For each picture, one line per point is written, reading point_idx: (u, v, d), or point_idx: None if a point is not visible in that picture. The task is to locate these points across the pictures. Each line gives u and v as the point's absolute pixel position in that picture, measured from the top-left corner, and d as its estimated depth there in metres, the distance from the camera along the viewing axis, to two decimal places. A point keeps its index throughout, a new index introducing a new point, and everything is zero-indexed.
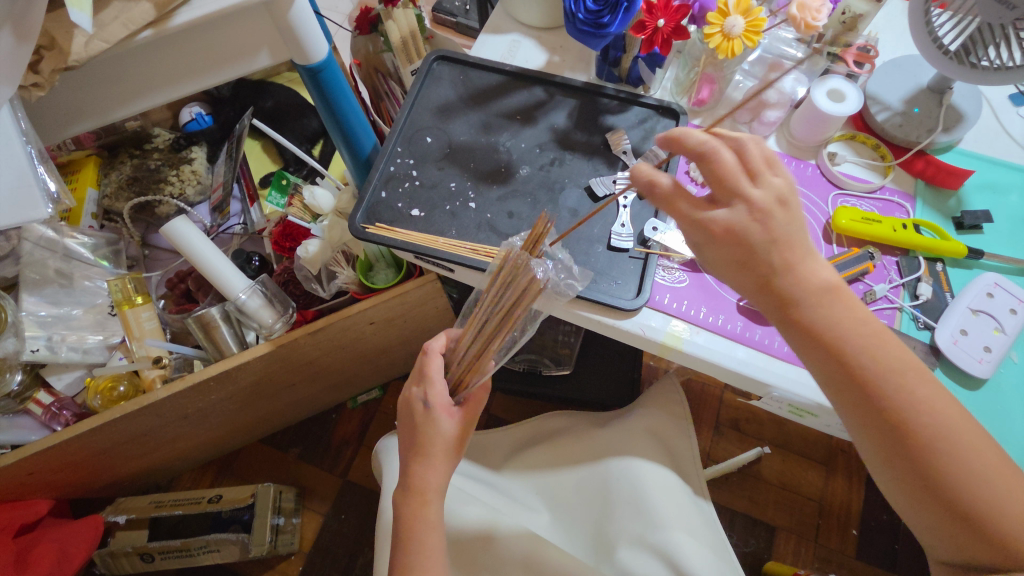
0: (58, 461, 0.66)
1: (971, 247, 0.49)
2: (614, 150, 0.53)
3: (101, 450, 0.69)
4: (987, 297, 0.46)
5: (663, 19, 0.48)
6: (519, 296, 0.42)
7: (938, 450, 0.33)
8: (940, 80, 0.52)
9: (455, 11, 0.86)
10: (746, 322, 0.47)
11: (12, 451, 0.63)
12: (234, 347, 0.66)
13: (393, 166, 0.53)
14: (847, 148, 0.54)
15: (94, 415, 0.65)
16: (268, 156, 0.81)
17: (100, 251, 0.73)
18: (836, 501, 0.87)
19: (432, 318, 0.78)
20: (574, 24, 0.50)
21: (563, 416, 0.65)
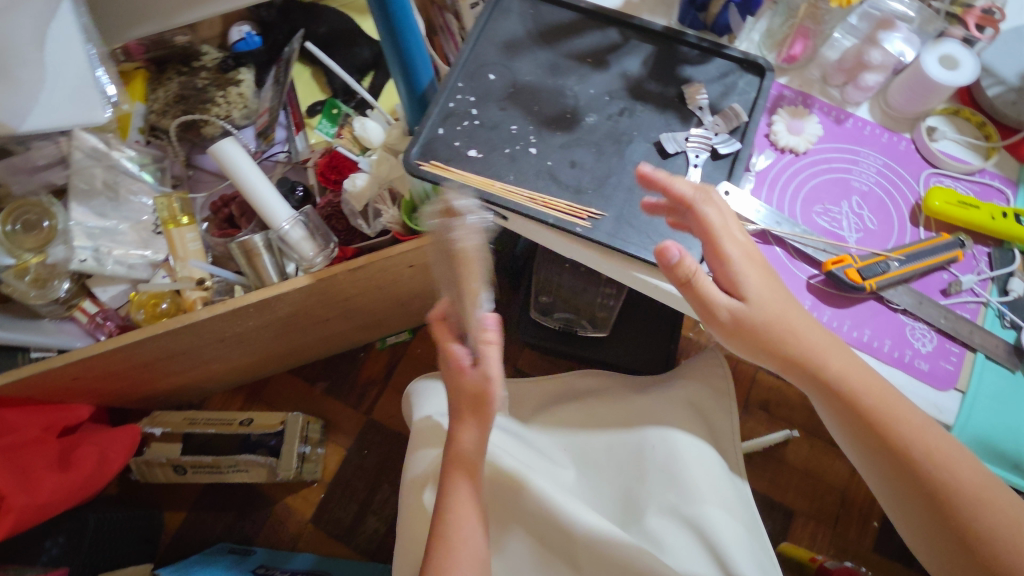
0: (103, 369, 0.68)
1: None
2: (690, 104, 0.50)
3: (142, 363, 0.71)
4: None
5: None
6: None
7: (962, 508, 0.36)
8: None
9: None
10: (815, 302, 0.44)
11: (58, 354, 0.65)
12: (274, 277, 0.66)
13: (453, 102, 0.51)
14: (949, 123, 0.49)
15: (137, 329, 0.66)
16: (318, 85, 0.77)
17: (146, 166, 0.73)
18: (860, 493, 0.86)
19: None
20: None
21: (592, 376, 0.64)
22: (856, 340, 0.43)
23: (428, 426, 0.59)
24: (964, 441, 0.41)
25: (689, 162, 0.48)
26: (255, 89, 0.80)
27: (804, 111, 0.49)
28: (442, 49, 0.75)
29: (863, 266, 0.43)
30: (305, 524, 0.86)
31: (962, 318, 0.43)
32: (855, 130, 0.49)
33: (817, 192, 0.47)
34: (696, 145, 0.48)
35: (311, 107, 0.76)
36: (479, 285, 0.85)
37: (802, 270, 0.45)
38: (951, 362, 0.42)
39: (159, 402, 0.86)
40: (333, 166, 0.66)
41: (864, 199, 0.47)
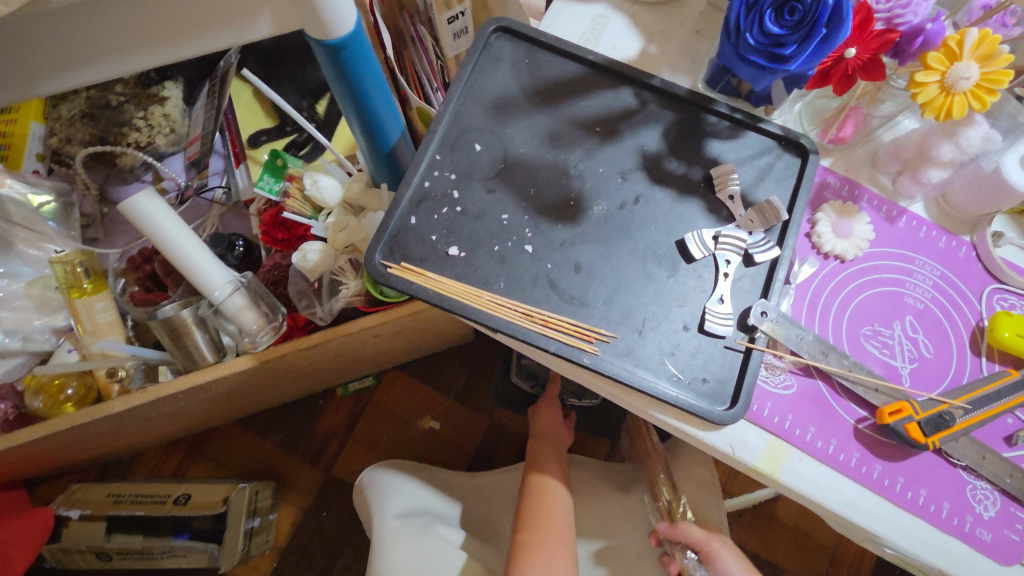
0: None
1: None
2: (719, 192, 0.41)
3: (47, 450, 0.59)
4: None
5: (854, 47, 0.30)
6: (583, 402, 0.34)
7: None
8: None
9: None
10: (864, 454, 0.37)
11: None
12: (208, 356, 0.55)
13: (428, 182, 0.40)
14: (1012, 224, 0.42)
15: (36, 419, 0.54)
16: (261, 107, 0.64)
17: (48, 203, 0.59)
18: (850, 551, 0.82)
19: (445, 327, 0.67)
20: (735, 44, 0.31)
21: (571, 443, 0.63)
22: (910, 503, 0.36)
23: (393, 533, 0.50)
24: None
25: (719, 271, 0.39)
26: (185, 107, 0.66)
27: (853, 207, 0.41)
28: (411, 69, 0.63)
29: (925, 418, 0.36)
30: None
31: None
32: (909, 230, 0.42)
33: (867, 309, 0.40)
34: (726, 248, 0.40)
35: (253, 137, 0.62)
36: (454, 337, 0.75)
37: (848, 412, 0.38)
38: (1017, 531, 0.36)
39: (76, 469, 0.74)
40: (278, 225, 0.55)
41: (921, 319, 0.40)
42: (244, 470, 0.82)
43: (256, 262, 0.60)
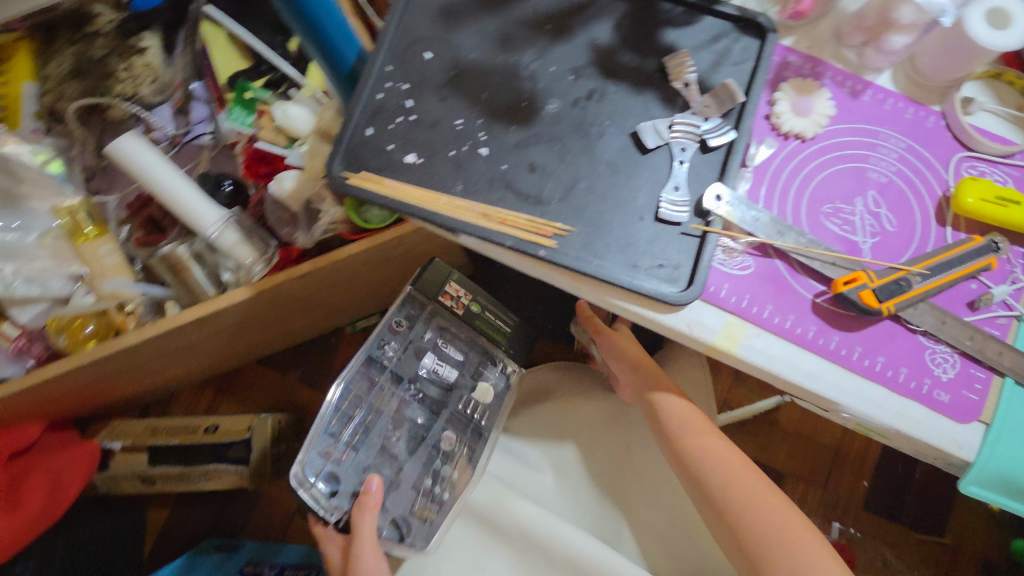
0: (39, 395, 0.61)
1: None
2: (673, 82, 0.40)
3: (82, 387, 0.64)
4: None
5: None
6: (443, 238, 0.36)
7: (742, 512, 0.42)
8: None
9: None
10: (821, 326, 0.38)
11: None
12: (210, 290, 0.58)
13: (382, 94, 0.41)
14: (985, 90, 0.41)
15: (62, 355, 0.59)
16: (238, 49, 0.65)
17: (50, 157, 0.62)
18: (853, 450, 0.84)
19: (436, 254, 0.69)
20: None
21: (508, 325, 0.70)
22: (867, 370, 0.37)
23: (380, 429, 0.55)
24: (984, 478, 0.36)
25: (674, 159, 0.40)
26: (166, 55, 0.67)
27: (814, 85, 0.40)
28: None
29: (880, 285, 0.36)
30: (291, 516, 0.84)
31: (991, 338, 0.37)
32: (874, 104, 0.41)
33: (827, 187, 0.39)
34: (681, 135, 0.40)
35: (231, 78, 0.64)
36: (450, 267, 0.77)
37: (806, 287, 0.38)
38: (976, 391, 0.37)
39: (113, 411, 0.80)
40: (258, 160, 0.58)
41: (885, 192, 0.39)
42: (268, 403, 0.88)
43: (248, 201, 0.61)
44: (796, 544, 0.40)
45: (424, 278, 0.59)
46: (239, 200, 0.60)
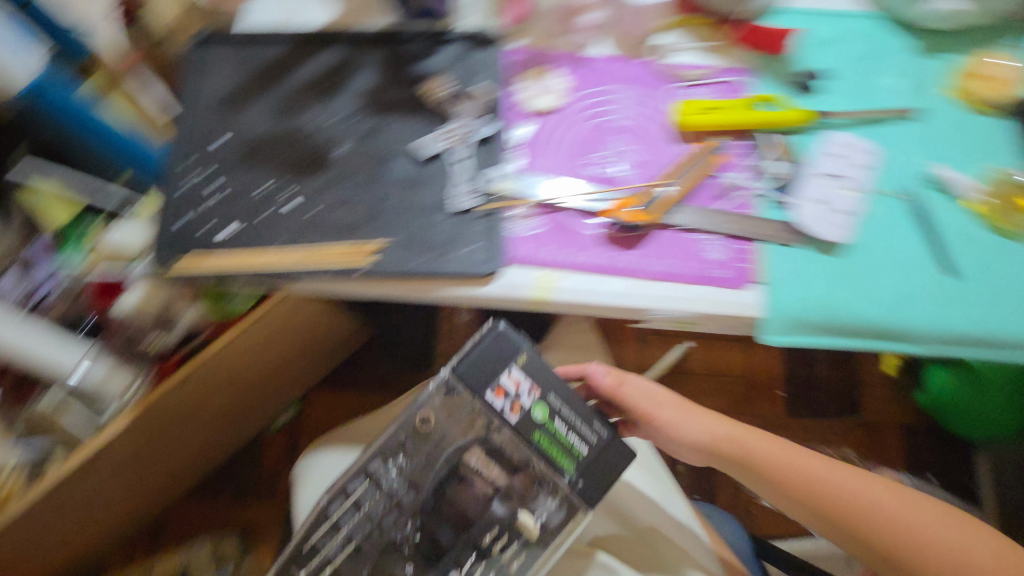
0: None
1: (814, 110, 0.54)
2: (431, 101, 0.52)
3: (88, 529, 0.74)
4: (830, 156, 0.53)
5: None
6: None
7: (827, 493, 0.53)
8: None
9: None
10: (612, 252, 0.48)
11: None
12: (95, 424, 0.62)
13: (185, 186, 0.51)
14: (683, 34, 0.57)
15: None
16: None
17: None
18: (766, 370, 1.06)
19: (313, 328, 0.78)
20: None
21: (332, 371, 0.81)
22: (655, 272, 0.48)
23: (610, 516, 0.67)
24: (785, 324, 0.49)
25: (449, 162, 0.50)
26: None
27: (538, 74, 0.54)
28: None
29: (645, 203, 0.49)
30: None
31: (731, 215, 0.50)
32: (580, 83, 0.54)
33: (571, 145, 0.52)
34: (446, 143, 0.50)
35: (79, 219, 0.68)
36: (338, 336, 0.87)
37: (589, 228, 0.49)
38: (746, 261, 0.49)
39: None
40: (111, 286, 0.59)
41: (620, 136, 0.52)
42: (206, 526, 0.91)
43: None
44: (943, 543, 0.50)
45: (471, 357, 0.51)
46: (107, 330, 0.63)
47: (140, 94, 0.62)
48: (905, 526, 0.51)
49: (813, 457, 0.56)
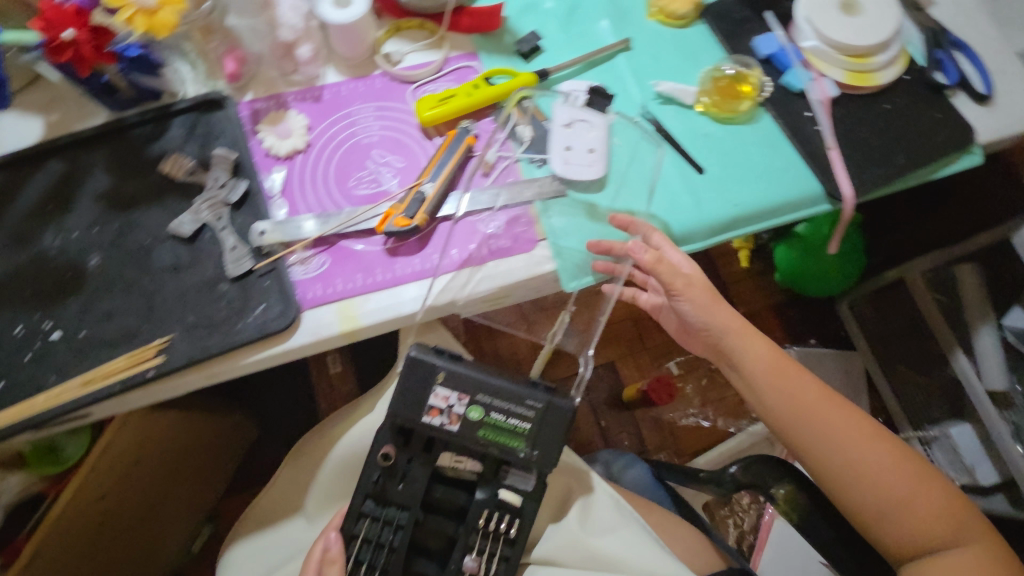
0: (128, 409, 0.61)
1: (935, 165, 0.72)
2: None
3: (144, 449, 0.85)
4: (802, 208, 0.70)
5: None
6: (416, 404, 0.61)
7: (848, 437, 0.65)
8: (897, 33, 0.73)
9: None
10: None
11: (76, 410, 0.58)
12: (301, 337, 0.62)
13: None
14: (851, 82, 0.72)
15: (156, 389, 0.61)
16: (285, 119, 0.70)
17: (101, 246, 0.64)
18: None
19: (387, 322, 0.64)
20: None
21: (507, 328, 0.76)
22: None
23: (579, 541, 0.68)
24: None
25: None
26: (195, 134, 0.69)
27: None
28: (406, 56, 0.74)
29: None
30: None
31: None
32: None
33: None
34: None
35: (285, 137, 0.69)
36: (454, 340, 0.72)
37: None
38: None
39: (101, 528, 0.84)
40: None
41: None
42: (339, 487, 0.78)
43: (331, 250, 0.65)
44: (891, 484, 0.64)
45: (410, 391, 0.61)
46: (321, 249, 0.65)
47: (410, 56, 0.74)
48: (871, 486, 0.64)
49: (929, 488, 0.64)
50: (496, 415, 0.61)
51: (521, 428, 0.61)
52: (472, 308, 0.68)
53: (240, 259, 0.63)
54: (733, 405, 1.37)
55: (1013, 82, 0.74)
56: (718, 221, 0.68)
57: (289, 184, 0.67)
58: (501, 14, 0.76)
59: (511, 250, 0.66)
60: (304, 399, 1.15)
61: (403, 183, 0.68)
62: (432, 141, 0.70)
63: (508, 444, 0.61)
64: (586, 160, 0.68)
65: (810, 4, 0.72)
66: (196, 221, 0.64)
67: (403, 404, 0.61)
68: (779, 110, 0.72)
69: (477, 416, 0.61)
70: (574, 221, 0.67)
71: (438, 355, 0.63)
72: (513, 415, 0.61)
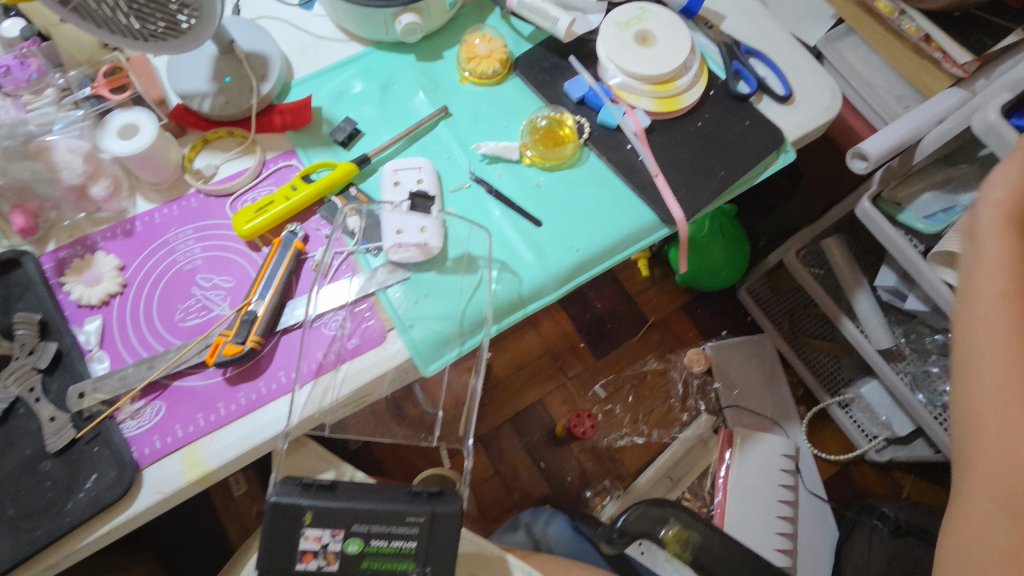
0: None
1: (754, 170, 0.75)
2: None
3: None
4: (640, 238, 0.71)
5: None
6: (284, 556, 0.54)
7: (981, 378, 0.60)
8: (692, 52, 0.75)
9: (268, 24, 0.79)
10: None
11: None
12: (144, 500, 0.57)
13: None
14: (660, 108, 0.74)
15: None
16: (92, 263, 0.65)
17: None
18: None
19: (239, 458, 0.59)
20: None
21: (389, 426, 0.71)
22: None
23: None
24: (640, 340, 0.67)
25: None
26: None
27: None
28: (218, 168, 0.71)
29: None
30: None
31: None
32: None
33: None
34: None
35: (95, 284, 0.64)
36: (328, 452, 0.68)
37: None
38: None
39: None
40: None
41: None
42: None
43: (163, 395, 0.60)
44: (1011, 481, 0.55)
45: (276, 538, 0.54)
46: (152, 396, 0.60)
47: (223, 168, 0.71)
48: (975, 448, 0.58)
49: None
50: (377, 541, 0.55)
51: (407, 547, 0.55)
52: (336, 415, 0.65)
53: (60, 431, 0.58)
54: (663, 415, 1.39)
55: (807, 77, 0.79)
56: (564, 269, 0.68)
57: (108, 333, 0.63)
58: (310, 105, 0.74)
59: (362, 349, 0.63)
60: (220, 528, 1.07)
61: (234, 303, 0.64)
62: (260, 252, 0.67)
63: (396, 569, 0.54)
64: (420, 240, 0.65)
65: (608, 41, 0.74)
66: (3, 400, 0.58)
67: (272, 556, 0.54)
68: (601, 147, 0.73)
69: (356, 548, 0.55)
70: (420, 302, 0.65)
71: (301, 492, 0.55)
72: (397, 536, 0.55)
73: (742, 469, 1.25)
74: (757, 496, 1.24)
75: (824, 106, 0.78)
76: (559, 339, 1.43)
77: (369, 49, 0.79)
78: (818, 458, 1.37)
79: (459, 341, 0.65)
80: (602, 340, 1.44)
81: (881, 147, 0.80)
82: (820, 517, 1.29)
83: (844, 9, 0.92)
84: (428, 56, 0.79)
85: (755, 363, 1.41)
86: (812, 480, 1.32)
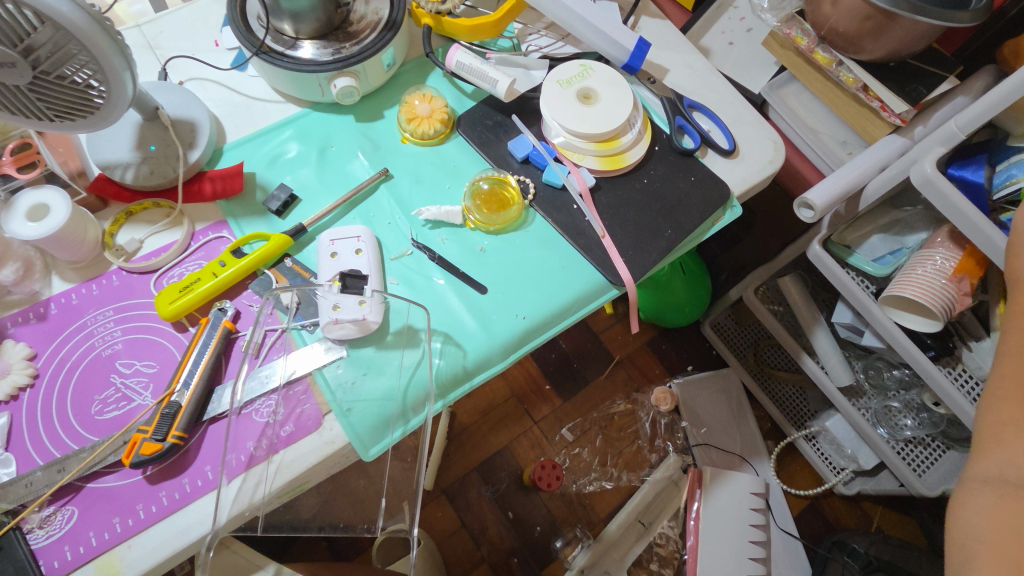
0: None
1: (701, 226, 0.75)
2: None
3: None
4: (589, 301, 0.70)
5: None
6: None
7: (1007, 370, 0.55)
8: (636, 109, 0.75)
9: (199, 87, 0.76)
10: None
11: None
12: None
13: None
14: (604, 166, 0.73)
15: None
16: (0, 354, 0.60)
17: None
18: None
19: (158, 568, 0.54)
20: None
21: (332, 511, 0.67)
22: None
23: None
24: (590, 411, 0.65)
25: None
26: None
27: None
28: (142, 243, 0.67)
29: None
30: None
31: None
32: None
33: None
34: None
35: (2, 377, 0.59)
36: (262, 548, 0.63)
37: None
38: None
39: None
40: None
41: None
42: None
43: (77, 499, 0.56)
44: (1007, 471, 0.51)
45: None
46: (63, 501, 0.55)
47: (148, 242, 0.67)
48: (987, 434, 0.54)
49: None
50: None
51: None
52: (269, 507, 0.60)
53: None
54: (631, 456, 1.37)
55: (750, 130, 0.79)
56: (510, 338, 0.66)
57: (16, 431, 0.58)
58: (243, 172, 0.71)
59: (296, 436, 0.59)
60: None
61: (157, 391, 0.60)
62: (186, 333, 0.63)
63: None
64: (357, 315, 0.62)
65: (550, 101, 0.72)
66: None
67: None
68: (546, 208, 0.72)
69: None
70: (359, 382, 0.62)
71: None
72: None
73: (713, 506, 1.22)
74: (727, 535, 1.21)
75: (768, 159, 0.78)
76: (525, 381, 1.41)
77: (306, 111, 0.76)
78: (788, 493, 1.36)
79: (399, 421, 0.62)
80: (568, 381, 1.42)
81: (826, 197, 0.81)
82: (792, 555, 1.28)
83: (785, 57, 0.93)
84: (368, 117, 0.77)
85: (722, 399, 1.40)
86: (782, 516, 1.31)
